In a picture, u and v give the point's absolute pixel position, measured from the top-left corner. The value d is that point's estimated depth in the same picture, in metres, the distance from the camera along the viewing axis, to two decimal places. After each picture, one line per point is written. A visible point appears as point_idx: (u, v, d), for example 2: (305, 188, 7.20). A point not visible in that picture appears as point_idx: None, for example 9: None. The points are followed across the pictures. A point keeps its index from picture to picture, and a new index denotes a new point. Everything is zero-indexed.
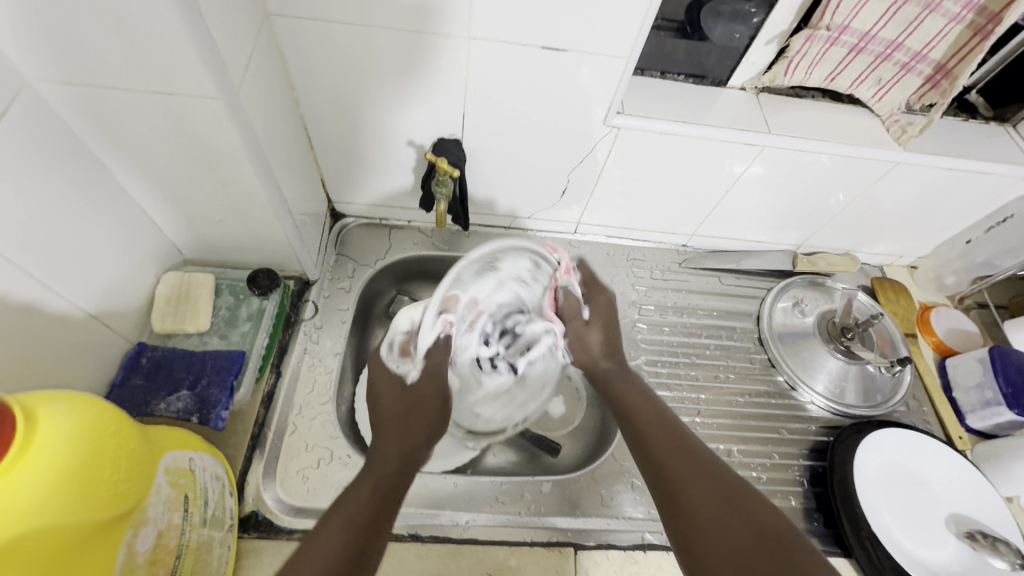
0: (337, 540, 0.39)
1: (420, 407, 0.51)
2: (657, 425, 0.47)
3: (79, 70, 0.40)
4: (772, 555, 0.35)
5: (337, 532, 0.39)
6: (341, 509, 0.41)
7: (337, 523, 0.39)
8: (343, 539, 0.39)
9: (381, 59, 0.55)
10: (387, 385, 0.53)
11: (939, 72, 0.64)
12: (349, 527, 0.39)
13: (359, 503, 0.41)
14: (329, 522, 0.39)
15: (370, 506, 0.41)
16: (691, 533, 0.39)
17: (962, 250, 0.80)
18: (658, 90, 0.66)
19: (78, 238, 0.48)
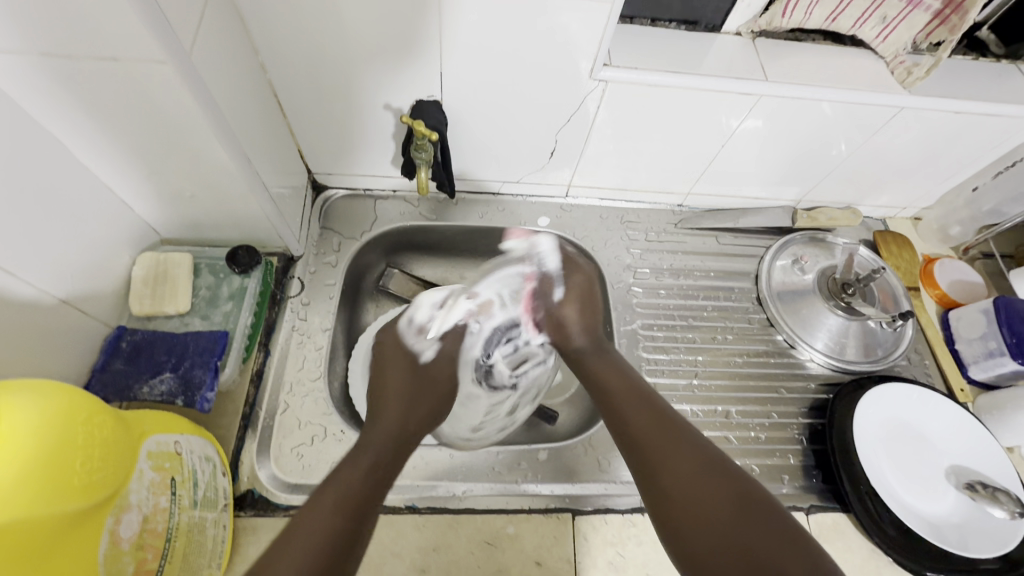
0: (326, 520, 0.37)
1: (432, 386, 0.53)
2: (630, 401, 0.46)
3: (11, 37, 0.37)
4: (742, 518, 0.36)
5: (329, 516, 0.37)
6: (328, 492, 0.38)
7: (329, 502, 0.38)
8: (334, 523, 0.37)
9: (349, 15, 0.51)
10: (397, 366, 0.53)
11: (949, 6, 0.60)
12: (340, 509, 0.38)
13: (350, 486, 0.39)
14: (318, 499, 0.38)
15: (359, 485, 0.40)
16: (665, 506, 0.39)
17: (968, 199, 0.77)
18: (647, 39, 0.62)
19: (39, 221, 0.46)
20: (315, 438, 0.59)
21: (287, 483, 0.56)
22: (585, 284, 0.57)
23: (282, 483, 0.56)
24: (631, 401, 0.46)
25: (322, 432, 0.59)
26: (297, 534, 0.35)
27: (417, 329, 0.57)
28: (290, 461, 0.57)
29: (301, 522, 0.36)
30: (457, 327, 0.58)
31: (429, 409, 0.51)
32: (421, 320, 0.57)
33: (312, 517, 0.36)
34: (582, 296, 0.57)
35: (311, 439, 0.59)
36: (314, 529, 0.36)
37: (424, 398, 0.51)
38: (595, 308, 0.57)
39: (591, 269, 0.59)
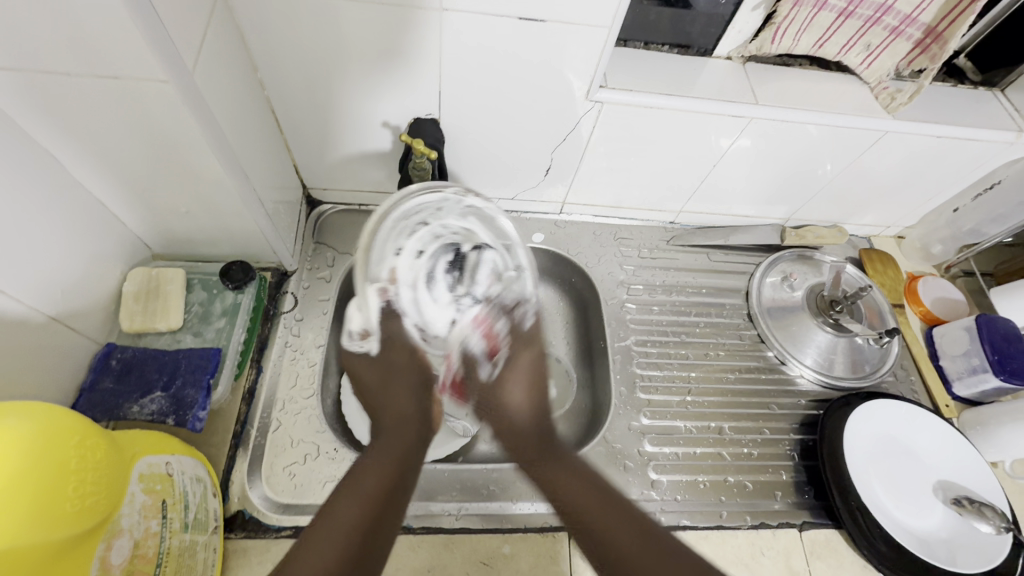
0: (347, 512, 0.39)
1: (396, 370, 0.49)
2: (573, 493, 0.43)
3: (8, 53, 0.37)
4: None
5: (350, 508, 0.39)
6: (347, 487, 0.40)
7: (352, 496, 0.40)
8: (356, 514, 0.39)
9: (348, 35, 0.52)
10: (355, 370, 0.50)
11: (929, 35, 0.62)
12: (360, 502, 0.40)
13: (365, 476, 0.41)
14: (342, 494, 0.40)
15: (383, 479, 0.41)
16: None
17: (949, 219, 0.80)
18: (641, 61, 0.64)
19: (30, 237, 0.45)
20: (307, 457, 0.58)
21: (279, 504, 0.55)
22: (531, 353, 0.51)
23: (274, 504, 0.55)
24: (552, 470, 0.45)
25: (315, 450, 0.58)
26: (327, 526, 0.38)
27: (360, 334, 0.49)
28: (282, 480, 0.56)
29: (330, 516, 0.39)
30: (387, 310, 0.49)
31: (408, 387, 0.49)
32: (358, 328, 0.49)
33: (337, 509, 0.39)
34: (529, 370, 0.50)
35: (304, 458, 0.58)
36: (339, 521, 0.38)
37: (400, 378, 0.49)
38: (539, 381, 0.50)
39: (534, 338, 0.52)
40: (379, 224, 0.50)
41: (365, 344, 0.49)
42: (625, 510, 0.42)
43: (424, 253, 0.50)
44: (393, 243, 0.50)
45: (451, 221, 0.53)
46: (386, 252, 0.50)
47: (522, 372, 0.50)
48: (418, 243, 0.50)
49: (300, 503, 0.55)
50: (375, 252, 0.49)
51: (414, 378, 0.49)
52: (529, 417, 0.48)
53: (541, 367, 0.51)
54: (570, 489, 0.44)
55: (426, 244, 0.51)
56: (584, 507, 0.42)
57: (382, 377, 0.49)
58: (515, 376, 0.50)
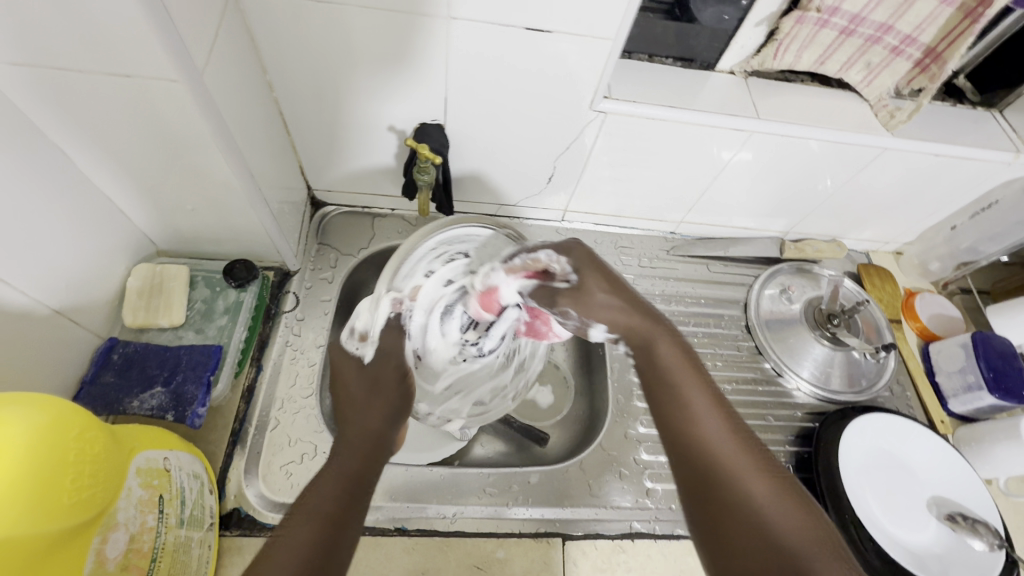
0: (300, 534, 0.36)
1: (380, 386, 0.47)
2: (693, 408, 0.41)
3: (23, 50, 0.37)
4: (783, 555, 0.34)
5: (304, 527, 0.36)
6: (303, 504, 0.38)
7: (305, 519, 0.36)
8: (311, 530, 0.36)
9: (357, 39, 0.53)
10: (341, 368, 0.50)
11: (929, 55, 0.63)
12: (313, 521, 0.36)
13: (321, 498, 0.38)
14: (295, 517, 0.37)
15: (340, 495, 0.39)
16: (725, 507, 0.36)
17: (947, 236, 0.81)
18: (645, 73, 0.64)
19: (38, 231, 0.45)
20: (304, 456, 0.58)
21: (275, 502, 0.55)
22: (603, 276, 0.49)
23: (270, 502, 0.55)
24: (684, 372, 0.43)
25: (313, 450, 0.58)
26: (280, 549, 0.35)
27: (360, 333, 0.51)
28: (278, 478, 0.56)
29: (279, 543, 0.35)
30: (392, 320, 0.52)
31: (383, 405, 0.46)
32: (361, 326, 0.52)
33: (288, 532, 0.36)
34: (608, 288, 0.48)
35: (301, 458, 0.58)
36: (291, 543, 0.35)
37: (378, 394, 0.47)
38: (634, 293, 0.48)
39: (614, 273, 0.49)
40: (416, 245, 0.57)
41: (363, 347, 0.51)
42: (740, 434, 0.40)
43: (451, 283, 0.58)
44: (426, 266, 0.57)
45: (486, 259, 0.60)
46: (417, 271, 0.57)
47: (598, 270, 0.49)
48: (450, 271, 0.58)
49: None
50: (404, 270, 0.55)
51: (392, 399, 0.47)
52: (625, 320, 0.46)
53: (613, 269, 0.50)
54: (699, 398, 0.41)
55: (456, 275, 0.58)
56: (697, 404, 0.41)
57: (361, 387, 0.48)
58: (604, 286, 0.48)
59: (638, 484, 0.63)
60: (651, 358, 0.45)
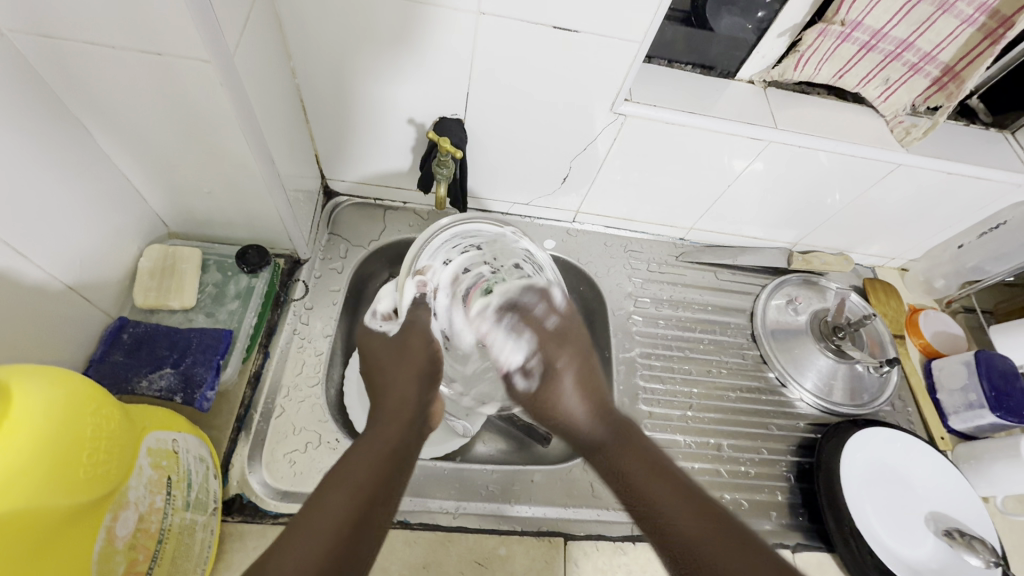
0: (340, 495, 0.38)
1: (412, 355, 0.50)
2: (648, 480, 0.44)
3: (54, 22, 0.37)
4: None
5: (341, 494, 0.38)
6: (345, 466, 0.40)
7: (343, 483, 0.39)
8: (348, 497, 0.38)
9: (384, 29, 0.53)
10: (370, 344, 0.53)
11: (947, 74, 0.64)
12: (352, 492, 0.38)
13: (360, 461, 0.41)
14: (333, 481, 0.39)
15: (377, 466, 0.41)
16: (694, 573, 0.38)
17: (953, 255, 0.81)
18: (665, 78, 0.65)
19: (55, 206, 0.45)
20: (309, 445, 0.58)
21: (278, 490, 0.55)
22: (590, 374, 0.52)
23: (273, 490, 0.55)
24: (636, 451, 0.46)
25: (317, 439, 0.58)
26: (319, 511, 0.37)
27: (384, 313, 0.55)
28: (281, 467, 0.56)
29: (319, 503, 0.37)
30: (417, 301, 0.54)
31: (414, 372, 0.49)
32: (386, 309, 0.56)
33: (326, 494, 0.38)
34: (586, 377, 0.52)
35: (305, 446, 0.57)
36: (329, 507, 0.37)
37: (410, 364, 0.49)
38: (595, 382, 0.52)
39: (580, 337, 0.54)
40: (438, 232, 0.58)
41: (387, 325, 0.54)
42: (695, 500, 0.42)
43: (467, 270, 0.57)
44: (444, 253, 0.58)
45: (503, 254, 0.59)
46: (439, 256, 0.57)
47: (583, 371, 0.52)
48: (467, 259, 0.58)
49: (299, 491, 0.55)
50: (427, 251, 0.57)
51: (422, 367, 0.49)
52: (588, 419, 0.50)
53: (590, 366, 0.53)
54: (656, 481, 0.44)
55: (478, 266, 0.58)
56: (656, 487, 0.43)
57: (388, 357, 0.51)
58: (567, 371, 0.52)
59: None
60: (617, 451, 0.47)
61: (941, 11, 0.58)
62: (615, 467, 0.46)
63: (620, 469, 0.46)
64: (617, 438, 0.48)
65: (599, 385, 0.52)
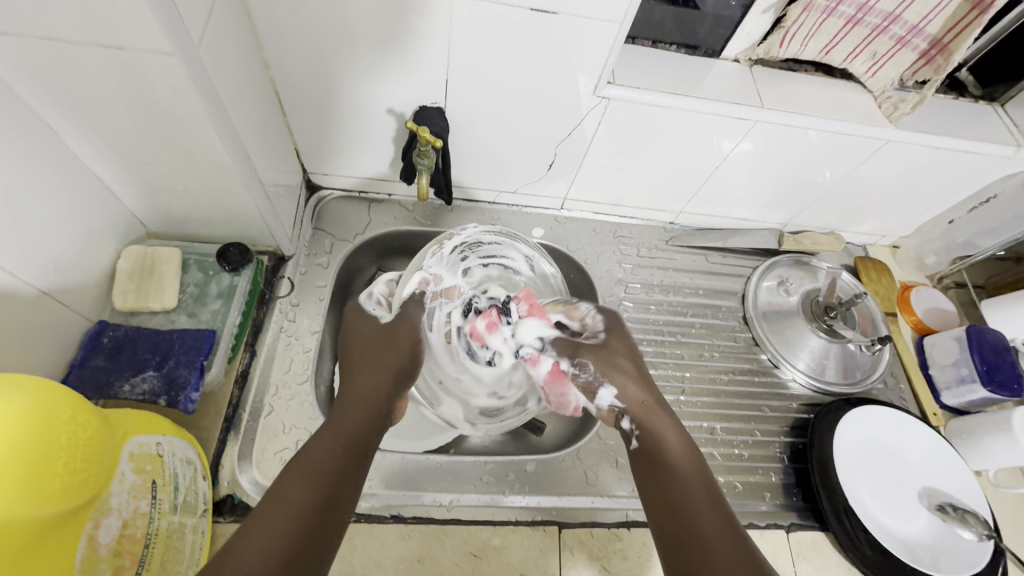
0: (297, 489, 0.38)
1: (394, 345, 0.49)
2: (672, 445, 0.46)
3: (9, 17, 0.36)
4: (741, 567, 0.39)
5: (300, 484, 0.38)
6: (305, 457, 0.40)
7: (299, 473, 0.39)
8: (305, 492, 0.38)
9: (357, 16, 0.51)
10: (357, 327, 0.52)
11: (935, 47, 0.63)
12: (309, 483, 0.38)
13: (322, 452, 0.40)
14: (291, 472, 0.39)
15: (335, 456, 0.40)
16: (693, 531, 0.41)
17: (944, 230, 0.81)
18: (649, 59, 0.63)
19: (24, 209, 0.44)
20: (299, 443, 0.57)
21: None
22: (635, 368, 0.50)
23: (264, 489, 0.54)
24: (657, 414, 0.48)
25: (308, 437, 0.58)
26: (275, 505, 0.37)
27: (379, 298, 0.55)
28: (272, 466, 0.55)
29: (278, 496, 0.37)
30: (416, 296, 0.54)
31: (390, 366, 0.48)
32: (383, 292, 0.56)
33: (282, 489, 0.38)
34: (631, 359, 0.51)
35: (295, 444, 0.57)
36: (288, 499, 0.37)
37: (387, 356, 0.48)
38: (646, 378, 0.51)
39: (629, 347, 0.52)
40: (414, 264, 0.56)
41: (381, 309, 0.54)
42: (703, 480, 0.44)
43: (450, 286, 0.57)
44: (426, 262, 0.56)
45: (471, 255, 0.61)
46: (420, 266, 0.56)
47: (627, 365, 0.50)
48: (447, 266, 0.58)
49: None
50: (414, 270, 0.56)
51: (397, 362, 0.48)
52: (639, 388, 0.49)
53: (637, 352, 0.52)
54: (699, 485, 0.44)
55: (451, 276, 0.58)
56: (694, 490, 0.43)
57: (371, 348, 0.49)
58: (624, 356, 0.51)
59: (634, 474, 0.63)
60: (664, 446, 0.46)
61: None
62: (659, 449, 0.46)
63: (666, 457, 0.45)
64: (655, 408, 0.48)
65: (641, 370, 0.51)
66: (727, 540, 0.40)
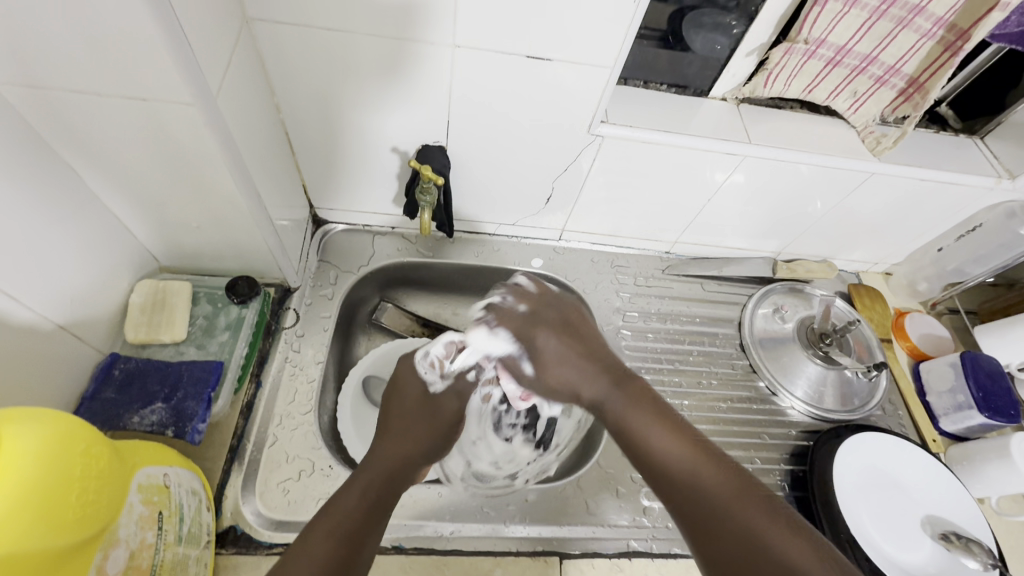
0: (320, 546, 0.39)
1: (438, 414, 0.52)
2: (668, 440, 0.43)
3: (45, 73, 0.39)
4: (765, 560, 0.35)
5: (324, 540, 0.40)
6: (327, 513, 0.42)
7: (326, 526, 0.40)
8: (327, 546, 0.39)
9: (365, 65, 0.55)
10: (406, 388, 0.53)
11: (912, 85, 0.65)
12: (335, 532, 0.40)
13: (346, 510, 0.42)
14: (315, 528, 0.40)
15: (362, 505, 0.43)
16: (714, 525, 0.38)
17: (934, 258, 0.83)
18: (641, 99, 0.67)
19: (47, 248, 0.46)
20: (302, 473, 0.58)
21: (272, 520, 0.55)
22: (558, 331, 0.50)
23: (267, 520, 0.55)
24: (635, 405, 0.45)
25: (310, 467, 0.58)
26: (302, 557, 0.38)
27: (433, 360, 0.55)
28: (275, 496, 0.56)
29: (301, 549, 0.39)
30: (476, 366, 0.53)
31: (428, 431, 0.51)
32: (438, 355, 0.55)
33: (307, 547, 0.39)
34: (559, 324, 0.50)
35: (298, 474, 0.58)
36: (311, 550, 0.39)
37: (430, 421, 0.52)
38: (589, 345, 0.50)
39: (563, 305, 0.52)
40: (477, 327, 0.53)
41: (430, 372, 0.54)
42: (712, 456, 0.41)
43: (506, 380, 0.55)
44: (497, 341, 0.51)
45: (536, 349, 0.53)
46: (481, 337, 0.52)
47: (555, 327, 0.50)
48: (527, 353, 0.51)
49: (293, 520, 0.55)
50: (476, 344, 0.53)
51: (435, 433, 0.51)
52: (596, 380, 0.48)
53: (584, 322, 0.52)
54: (671, 446, 0.42)
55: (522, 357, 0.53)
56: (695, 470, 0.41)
57: (416, 407, 0.52)
58: (546, 333, 0.49)
59: (635, 503, 0.63)
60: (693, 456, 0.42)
61: (900, 26, 0.60)
62: (644, 447, 0.43)
63: (648, 448, 0.43)
64: (625, 398, 0.46)
65: (589, 344, 0.50)
66: (765, 521, 0.37)
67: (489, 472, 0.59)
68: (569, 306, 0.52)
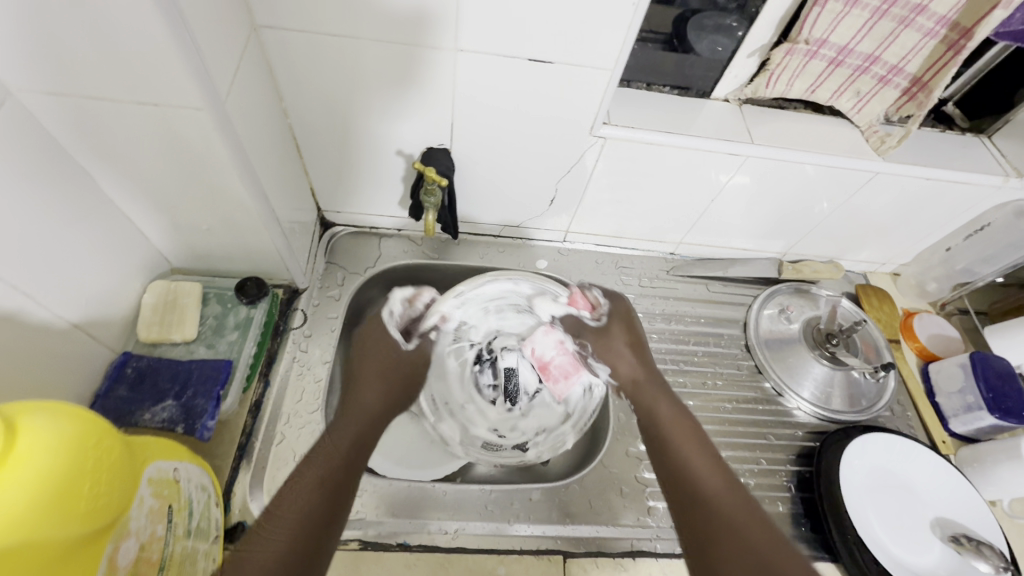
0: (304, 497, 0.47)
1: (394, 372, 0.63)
2: (676, 425, 0.58)
3: (62, 80, 0.40)
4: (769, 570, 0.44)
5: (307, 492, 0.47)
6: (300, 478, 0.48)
7: (310, 482, 0.48)
8: (310, 494, 0.47)
9: (371, 71, 0.56)
10: (366, 361, 0.63)
11: (916, 84, 0.65)
12: (315, 488, 0.47)
13: (289, 506, 0.45)
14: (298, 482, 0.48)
15: (311, 502, 0.46)
16: (704, 501, 0.51)
17: (942, 257, 0.82)
18: (643, 101, 0.67)
19: (64, 250, 0.48)
20: None
21: None
22: (626, 331, 0.68)
23: None
24: (681, 436, 0.57)
25: None
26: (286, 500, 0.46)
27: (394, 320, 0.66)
28: None
29: (272, 520, 0.45)
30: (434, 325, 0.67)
31: (384, 393, 0.61)
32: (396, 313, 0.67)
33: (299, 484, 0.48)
34: (627, 341, 0.67)
35: None
36: (284, 520, 0.44)
37: (392, 388, 0.62)
38: (642, 351, 0.67)
39: (625, 313, 0.70)
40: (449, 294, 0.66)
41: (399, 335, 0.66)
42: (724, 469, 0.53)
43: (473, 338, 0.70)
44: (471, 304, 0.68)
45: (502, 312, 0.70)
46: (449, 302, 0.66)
47: (623, 330, 0.68)
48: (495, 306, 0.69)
49: None
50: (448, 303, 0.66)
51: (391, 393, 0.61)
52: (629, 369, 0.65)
53: (635, 329, 0.69)
54: (698, 457, 0.54)
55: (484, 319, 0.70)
56: (696, 460, 0.54)
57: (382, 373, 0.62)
58: (620, 340, 0.67)
59: (639, 502, 0.63)
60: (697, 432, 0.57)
61: (903, 25, 0.60)
62: (662, 432, 0.58)
63: (671, 442, 0.57)
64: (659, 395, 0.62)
65: (644, 357, 0.66)
66: (752, 522, 0.48)
67: (485, 437, 0.67)
68: (637, 329, 0.69)
